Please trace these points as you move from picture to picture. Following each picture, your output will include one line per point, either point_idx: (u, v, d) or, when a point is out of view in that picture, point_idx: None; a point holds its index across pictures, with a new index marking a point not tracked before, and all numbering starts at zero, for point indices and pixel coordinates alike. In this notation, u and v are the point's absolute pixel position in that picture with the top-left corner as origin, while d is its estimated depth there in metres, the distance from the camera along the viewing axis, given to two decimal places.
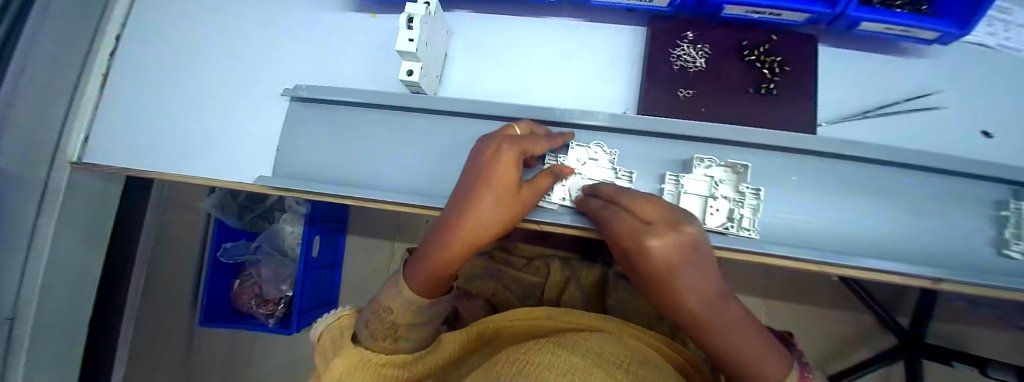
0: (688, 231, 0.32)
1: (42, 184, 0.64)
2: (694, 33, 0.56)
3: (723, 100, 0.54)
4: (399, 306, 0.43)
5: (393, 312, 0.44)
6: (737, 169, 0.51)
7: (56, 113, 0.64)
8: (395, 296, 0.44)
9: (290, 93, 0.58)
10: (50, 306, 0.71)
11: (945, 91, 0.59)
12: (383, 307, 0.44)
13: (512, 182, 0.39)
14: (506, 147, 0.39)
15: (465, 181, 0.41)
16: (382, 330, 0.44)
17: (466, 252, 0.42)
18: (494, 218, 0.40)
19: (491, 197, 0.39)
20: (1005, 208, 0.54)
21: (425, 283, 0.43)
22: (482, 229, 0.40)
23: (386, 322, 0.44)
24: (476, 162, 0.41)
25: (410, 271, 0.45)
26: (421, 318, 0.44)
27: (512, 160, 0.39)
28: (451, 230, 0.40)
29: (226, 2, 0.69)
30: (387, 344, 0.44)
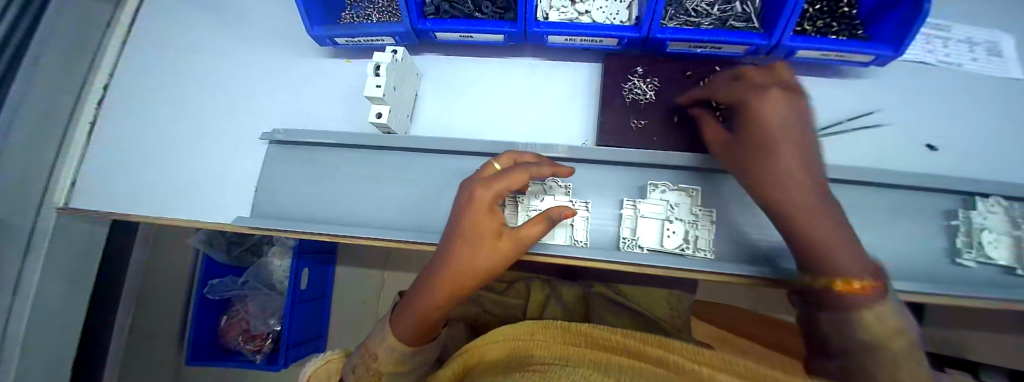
0: (794, 98, 0.39)
1: (28, 234, 0.66)
2: (644, 67, 0.60)
3: (673, 128, 0.57)
4: (383, 353, 0.47)
5: (377, 358, 0.47)
6: (689, 192, 0.54)
7: (45, 159, 0.67)
8: (379, 343, 0.48)
9: (269, 137, 0.61)
10: (39, 349, 0.72)
11: (889, 109, 0.62)
12: (369, 352, 0.48)
13: (486, 227, 0.42)
14: (478, 194, 0.41)
15: (448, 228, 0.45)
16: (368, 375, 0.47)
17: (453, 296, 0.45)
18: (472, 264, 0.43)
19: (463, 247, 0.43)
20: (955, 217, 0.56)
21: (408, 329, 0.45)
22: (462, 277, 0.43)
23: (371, 369, 0.47)
24: (457, 206, 0.44)
25: (399, 314, 0.47)
26: (405, 366, 0.47)
27: (484, 207, 0.42)
28: (434, 281, 0.44)
29: (211, 50, 0.74)
30: None
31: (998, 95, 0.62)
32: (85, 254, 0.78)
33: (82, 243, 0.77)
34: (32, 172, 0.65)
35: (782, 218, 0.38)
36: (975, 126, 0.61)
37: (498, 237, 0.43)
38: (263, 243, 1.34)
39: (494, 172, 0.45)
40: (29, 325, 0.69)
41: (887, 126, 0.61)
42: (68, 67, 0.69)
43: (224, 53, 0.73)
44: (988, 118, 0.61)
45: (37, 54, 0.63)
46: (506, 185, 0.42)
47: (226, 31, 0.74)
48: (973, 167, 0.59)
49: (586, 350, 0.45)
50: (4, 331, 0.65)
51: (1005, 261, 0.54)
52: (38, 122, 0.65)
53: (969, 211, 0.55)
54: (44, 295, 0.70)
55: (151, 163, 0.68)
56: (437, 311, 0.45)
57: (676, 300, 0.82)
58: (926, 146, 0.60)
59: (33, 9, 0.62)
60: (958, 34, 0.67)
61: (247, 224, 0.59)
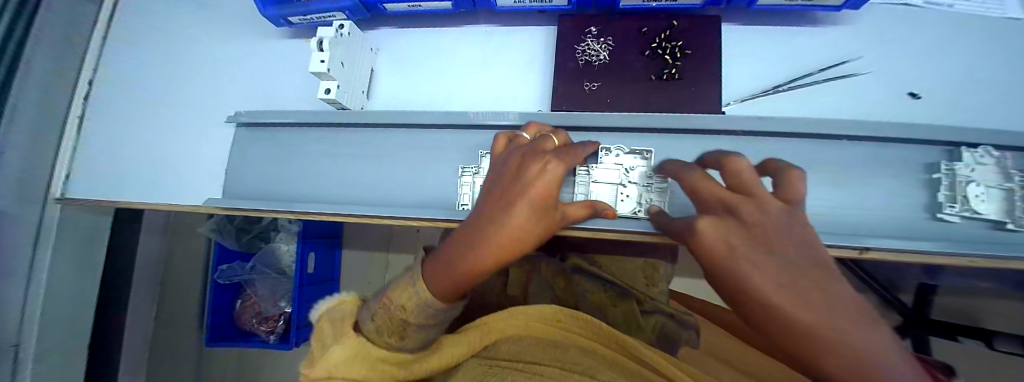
0: (713, 222, 0.28)
1: (35, 225, 0.75)
2: (597, 28, 0.58)
3: (627, 89, 0.56)
4: (412, 305, 0.36)
5: (403, 310, 0.36)
6: (643, 155, 0.53)
7: (46, 154, 0.75)
8: (407, 294, 0.36)
9: (234, 120, 0.63)
10: (55, 328, 0.81)
11: (867, 57, 0.58)
12: (393, 303, 0.36)
13: (550, 195, 0.33)
14: (551, 161, 0.35)
15: (495, 188, 0.36)
16: (390, 326, 0.36)
17: (496, 265, 0.34)
18: (523, 229, 0.32)
19: (522, 208, 0.32)
20: (937, 171, 0.52)
21: (449, 288, 0.35)
22: (517, 242, 0.33)
23: (395, 319, 0.36)
24: (509, 177, 0.36)
25: (434, 270, 0.35)
26: (433, 321, 0.37)
27: (556, 174, 0.34)
28: (478, 243, 0.33)
29: (178, 39, 0.76)
30: (392, 341, 0.37)
31: (996, 36, 0.56)
32: (90, 243, 0.85)
33: (88, 235, 0.84)
34: (34, 167, 0.73)
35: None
36: (967, 71, 0.55)
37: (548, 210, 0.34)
38: (269, 229, 1.36)
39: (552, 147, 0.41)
40: (44, 307, 0.78)
41: (863, 75, 0.57)
42: (58, 71, 0.74)
43: (192, 40, 0.75)
44: (980, 62, 0.56)
45: (27, 65, 0.69)
46: (572, 159, 0.38)
47: (194, 21, 0.76)
48: (963, 114, 0.54)
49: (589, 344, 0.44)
50: (23, 309, 0.75)
51: (992, 216, 0.50)
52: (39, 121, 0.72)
53: (954, 163, 0.51)
54: (56, 280, 0.79)
55: (143, 156, 0.73)
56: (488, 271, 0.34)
57: (651, 268, 0.83)
58: (908, 95, 0.56)
59: (22, 23, 0.68)
60: None
61: (216, 204, 0.62)
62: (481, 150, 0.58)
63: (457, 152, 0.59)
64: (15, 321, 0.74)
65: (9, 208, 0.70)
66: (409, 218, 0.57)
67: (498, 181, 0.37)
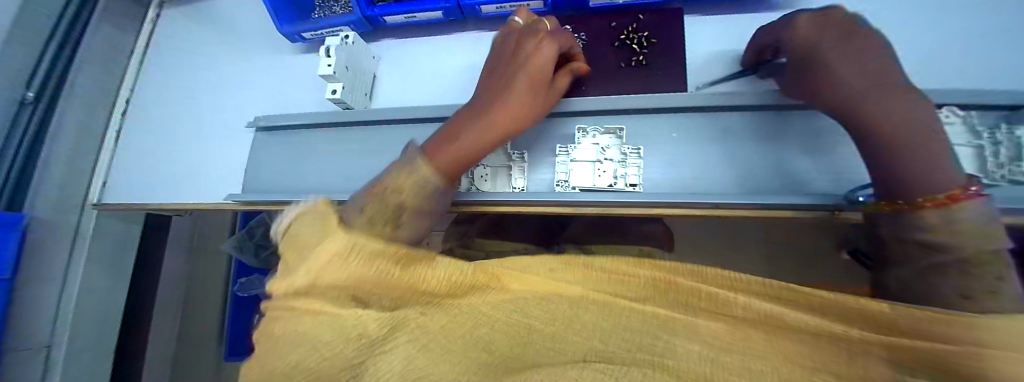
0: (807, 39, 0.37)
1: (73, 230, 0.83)
2: (571, 25, 0.65)
3: (600, 76, 0.61)
4: (409, 186, 0.35)
5: (400, 191, 0.35)
6: (616, 133, 0.58)
7: (84, 165, 0.85)
8: (404, 175, 0.36)
9: (253, 124, 0.72)
10: (84, 329, 0.87)
11: None
12: (387, 186, 0.34)
13: (543, 69, 0.43)
14: (543, 45, 0.44)
15: (499, 68, 0.44)
16: (381, 213, 0.33)
17: (501, 137, 0.42)
18: (524, 98, 0.42)
19: (525, 79, 0.42)
20: None
21: (451, 162, 0.39)
22: (517, 114, 0.41)
23: (390, 204, 0.34)
24: (500, 66, 0.45)
25: (434, 147, 0.39)
26: (431, 203, 0.36)
27: (548, 54, 0.44)
28: (486, 113, 0.41)
29: (206, 61, 0.87)
30: (388, 231, 0.33)
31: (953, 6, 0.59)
32: (119, 248, 0.93)
33: (120, 241, 0.93)
34: (74, 177, 0.83)
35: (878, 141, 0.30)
36: (926, 40, 0.59)
37: (545, 84, 0.44)
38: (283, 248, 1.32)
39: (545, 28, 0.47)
40: (75, 309, 0.84)
41: None
42: (97, 93, 0.86)
43: (218, 61, 0.85)
44: (935, 31, 0.59)
45: (72, 87, 0.81)
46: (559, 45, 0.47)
47: (219, 45, 0.86)
48: (924, 80, 0.57)
49: None
50: (57, 309, 0.82)
51: None
52: (80, 136, 0.83)
53: None
54: (87, 283, 0.86)
55: (172, 163, 0.81)
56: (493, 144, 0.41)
57: (647, 257, 0.83)
58: None
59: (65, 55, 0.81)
60: None
61: (235, 199, 0.69)
62: None
63: None
64: (49, 321, 0.80)
65: (51, 214, 0.79)
66: None
67: (491, 73, 0.45)
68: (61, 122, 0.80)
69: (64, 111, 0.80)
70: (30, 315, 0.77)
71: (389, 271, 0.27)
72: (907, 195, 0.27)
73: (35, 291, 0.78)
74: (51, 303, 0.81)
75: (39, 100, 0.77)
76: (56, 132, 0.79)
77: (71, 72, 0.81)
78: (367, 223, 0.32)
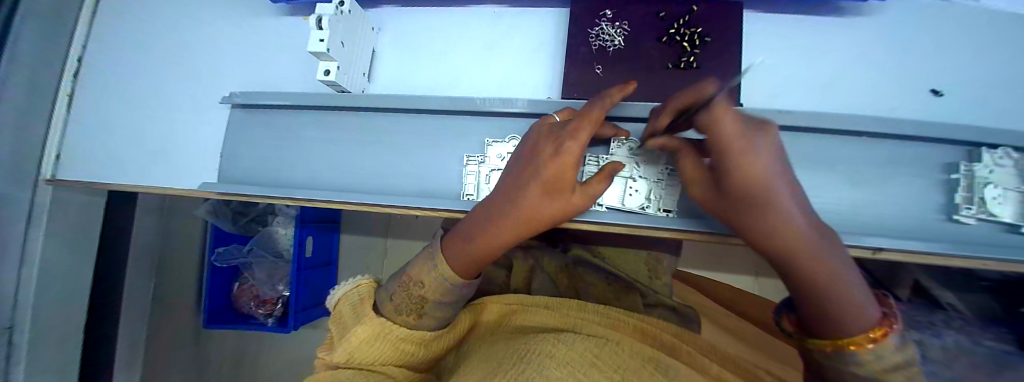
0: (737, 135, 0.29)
1: (29, 207, 0.73)
2: (613, 11, 0.56)
3: (641, 76, 0.54)
4: (431, 282, 0.44)
5: (422, 286, 0.45)
6: (657, 149, 0.51)
7: (35, 133, 0.72)
8: (426, 271, 0.45)
9: (228, 100, 0.61)
10: (48, 310, 0.79)
11: (893, 49, 0.55)
12: (413, 280, 0.45)
13: (566, 179, 0.42)
14: (565, 147, 0.41)
15: (513, 169, 0.46)
16: (407, 303, 0.45)
17: (514, 237, 0.45)
18: (539, 206, 0.43)
19: (537, 190, 0.42)
20: (955, 171, 0.51)
21: (467, 263, 0.44)
22: (532, 217, 0.43)
23: (414, 297, 0.45)
24: (519, 160, 0.45)
25: (452, 250, 0.45)
26: (449, 297, 0.45)
27: (570, 159, 0.41)
28: (501, 218, 0.43)
29: (172, 15, 0.74)
30: (410, 319, 0.44)
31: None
32: (80, 223, 0.83)
33: (79, 215, 0.82)
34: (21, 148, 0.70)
35: (800, 281, 0.31)
36: (994, 64, 0.54)
37: (570, 192, 0.43)
38: (266, 213, 1.32)
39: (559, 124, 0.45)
40: (38, 289, 0.76)
41: (880, 71, 0.55)
42: (49, 49, 0.71)
43: (187, 17, 0.72)
44: (1008, 55, 0.54)
45: (14, 44, 0.65)
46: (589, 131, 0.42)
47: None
48: (979, 114, 0.54)
49: (571, 313, 0.49)
50: (17, 288, 0.73)
51: (1010, 218, 0.49)
52: (27, 100, 0.69)
53: (973, 164, 0.50)
54: (49, 263, 0.77)
55: (139, 139, 0.72)
56: (505, 242, 0.45)
57: (654, 261, 0.81)
58: (929, 91, 0.54)
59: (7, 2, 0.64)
60: None
61: (211, 189, 0.60)
62: (488, 139, 0.56)
63: (462, 139, 0.57)
64: (8, 303, 0.72)
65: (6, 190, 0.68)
66: (412, 207, 0.56)
67: (514, 167, 0.46)
68: (3, 84, 0.65)
69: (11, 64, 0.65)
70: None
71: (408, 348, 0.44)
72: (827, 327, 0.30)
73: None
74: (11, 284, 0.72)
75: None
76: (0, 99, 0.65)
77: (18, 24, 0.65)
78: (392, 310, 0.45)
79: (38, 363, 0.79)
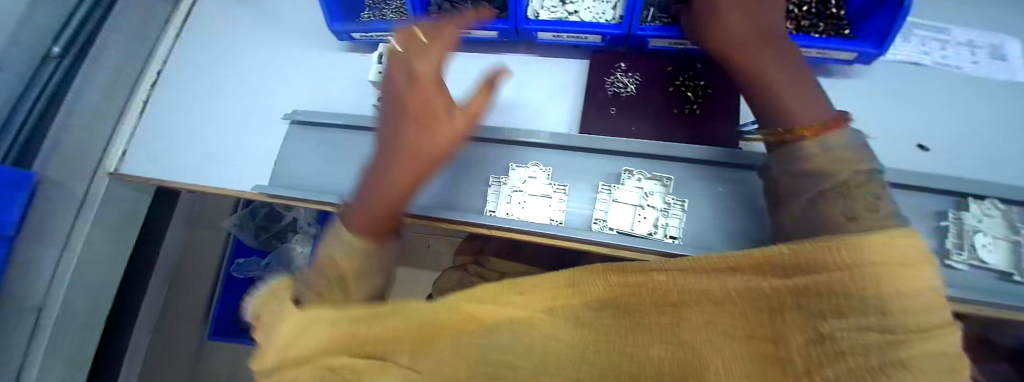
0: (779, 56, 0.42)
1: (83, 194, 0.80)
2: (626, 64, 0.66)
3: (651, 118, 0.61)
4: (349, 255, 0.36)
5: (339, 261, 0.36)
6: (663, 181, 0.58)
7: (103, 131, 0.82)
8: (336, 245, 0.38)
9: (289, 117, 0.71)
10: (74, 295, 0.83)
11: (867, 108, 0.65)
12: (330, 259, 0.36)
13: (433, 98, 0.39)
14: (420, 70, 0.40)
15: (388, 114, 0.42)
16: (326, 286, 0.33)
17: (415, 178, 0.39)
18: (419, 133, 0.37)
19: (408, 122, 0.38)
20: (945, 219, 0.55)
21: (367, 221, 0.38)
22: (419, 145, 0.37)
23: (332, 275, 0.35)
24: (392, 101, 0.41)
25: (353, 213, 0.39)
26: (365, 270, 0.37)
27: (428, 79, 0.39)
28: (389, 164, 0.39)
29: (246, 44, 0.87)
30: (332, 297, 0.33)
31: (986, 103, 0.64)
32: (124, 215, 0.90)
33: (123, 209, 0.90)
34: (90, 142, 0.79)
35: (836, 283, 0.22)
36: (964, 128, 0.62)
37: (447, 109, 0.39)
38: (288, 229, 1.32)
39: (411, 44, 0.42)
40: (73, 273, 0.82)
41: (870, 126, 0.64)
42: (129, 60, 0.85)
43: (258, 47, 0.86)
44: (975, 122, 0.62)
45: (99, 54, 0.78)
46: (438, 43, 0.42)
47: (267, 34, 0.86)
48: (959, 169, 0.60)
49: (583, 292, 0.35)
50: (54, 273, 0.78)
51: (1001, 266, 0.52)
52: (100, 101, 0.80)
53: (961, 212, 0.54)
54: (89, 249, 0.83)
55: (201, 143, 0.81)
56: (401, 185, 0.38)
57: None
58: (916, 146, 0.62)
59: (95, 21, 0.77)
60: (962, 36, 0.69)
61: (262, 191, 0.68)
62: (512, 163, 0.63)
63: (489, 163, 0.64)
64: (44, 285, 0.77)
65: (60, 176, 0.74)
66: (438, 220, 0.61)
67: (388, 112, 0.42)
68: (85, 86, 0.77)
69: (91, 68, 0.77)
70: (33, 275, 0.74)
71: (347, 317, 0.26)
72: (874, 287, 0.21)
73: (36, 252, 0.74)
74: (49, 267, 0.77)
75: (65, 57, 0.74)
76: (75, 101, 0.75)
77: (101, 37, 0.79)
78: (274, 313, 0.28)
79: (55, 347, 0.82)
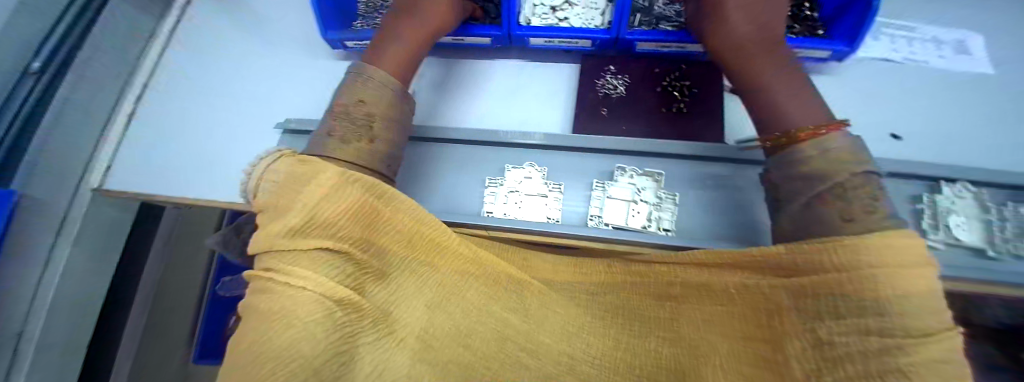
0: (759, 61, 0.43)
1: (63, 213, 0.78)
2: (615, 66, 0.68)
3: (641, 117, 0.63)
4: (372, 97, 0.44)
5: (366, 103, 0.43)
6: (654, 176, 0.59)
7: (86, 147, 0.80)
8: (365, 88, 0.44)
9: (281, 126, 0.70)
10: (56, 319, 0.79)
11: (843, 102, 0.68)
12: (354, 99, 0.43)
13: None
14: None
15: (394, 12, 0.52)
16: (354, 132, 0.42)
17: (423, 46, 0.52)
18: (431, 17, 0.52)
19: (423, 8, 0.51)
20: (921, 202, 0.58)
21: (394, 69, 0.47)
22: (432, 24, 0.52)
23: (360, 121, 0.43)
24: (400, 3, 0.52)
25: (376, 63, 0.47)
26: (396, 113, 0.46)
27: None
28: (406, 27, 0.50)
29: (236, 57, 0.87)
30: (362, 143, 0.42)
31: (951, 93, 0.68)
32: (107, 233, 0.87)
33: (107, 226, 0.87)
34: (73, 158, 0.77)
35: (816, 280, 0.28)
36: (933, 117, 0.66)
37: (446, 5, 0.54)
38: None
39: None
40: (54, 296, 0.78)
41: (846, 118, 0.67)
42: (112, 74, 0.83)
43: (248, 60, 0.85)
44: (942, 113, 0.67)
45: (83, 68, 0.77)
46: None
47: (258, 46, 0.86)
48: (931, 157, 0.64)
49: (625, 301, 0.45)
50: (34, 295, 0.75)
51: (976, 244, 0.55)
52: (83, 117, 0.78)
53: (935, 195, 0.57)
54: (70, 269, 0.80)
55: (189, 156, 0.80)
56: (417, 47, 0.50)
57: None
58: (890, 135, 0.65)
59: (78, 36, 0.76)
60: (925, 34, 0.74)
61: None
62: (508, 165, 0.63)
63: (485, 166, 0.65)
64: (25, 308, 0.74)
65: (43, 195, 0.73)
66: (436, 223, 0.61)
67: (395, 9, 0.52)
68: (70, 101, 0.75)
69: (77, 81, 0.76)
70: (13, 299, 0.71)
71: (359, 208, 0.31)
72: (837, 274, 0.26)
73: (15, 274, 0.71)
74: (30, 290, 0.74)
75: (45, 71, 0.72)
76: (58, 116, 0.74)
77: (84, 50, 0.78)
78: (291, 173, 0.31)
79: (33, 376, 0.77)
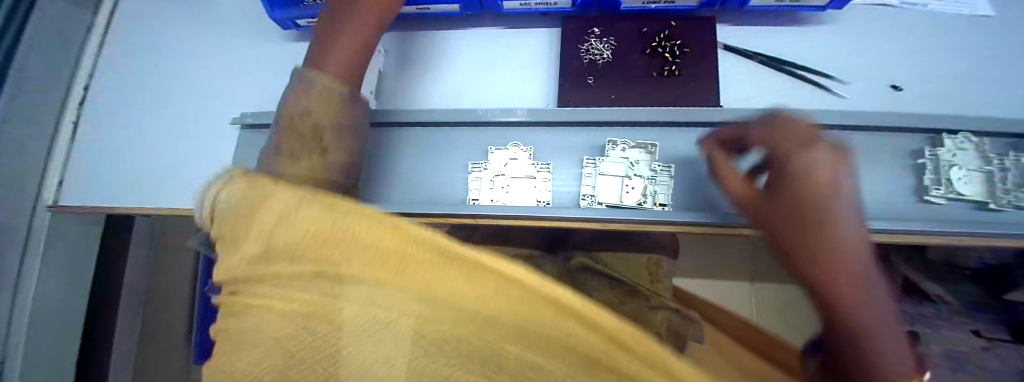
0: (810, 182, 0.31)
1: (24, 235, 0.72)
2: (600, 28, 0.62)
3: (630, 84, 0.58)
4: (316, 107, 0.39)
5: (311, 114, 0.39)
6: (649, 148, 0.55)
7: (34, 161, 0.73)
8: (306, 100, 0.40)
9: (239, 121, 0.64)
10: (38, 343, 0.76)
11: (843, 54, 0.64)
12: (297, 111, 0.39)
13: None
14: None
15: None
16: (303, 146, 0.38)
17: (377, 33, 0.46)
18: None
19: None
20: (922, 156, 0.55)
21: (342, 66, 0.42)
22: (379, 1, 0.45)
23: (309, 132, 0.39)
24: None
25: (320, 62, 0.42)
26: (345, 118, 0.41)
27: None
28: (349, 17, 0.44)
29: (181, 46, 0.78)
30: (314, 157, 0.38)
31: (955, 35, 0.64)
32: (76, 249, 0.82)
33: (79, 244, 0.82)
34: (21, 175, 0.71)
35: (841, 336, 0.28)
36: (933, 66, 0.63)
37: None
38: None
39: None
40: (30, 320, 0.74)
41: (845, 72, 0.63)
42: (54, 78, 0.74)
43: (195, 47, 0.77)
44: (944, 58, 0.63)
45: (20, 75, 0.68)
46: None
47: (204, 31, 0.77)
48: (932, 108, 0.61)
49: None
50: (9, 322, 0.71)
51: (975, 196, 0.53)
52: (27, 130, 0.70)
53: (937, 148, 0.54)
54: (44, 290, 0.76)
55: (146, 161, 0.73)
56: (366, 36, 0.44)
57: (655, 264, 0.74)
58: (890, 87, 0.62)
59: (9, 36, 0.66)
60: None
61: None
62: (492, 146, 0.59)
63: (466, 150, 0.60)
64: (1, 336, 0.70)
65: None
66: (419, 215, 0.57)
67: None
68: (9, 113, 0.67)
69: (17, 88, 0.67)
70: None
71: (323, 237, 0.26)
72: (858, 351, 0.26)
73: None
74: (1, 316, 0.70)
75: None
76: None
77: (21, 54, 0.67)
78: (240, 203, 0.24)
79: None
